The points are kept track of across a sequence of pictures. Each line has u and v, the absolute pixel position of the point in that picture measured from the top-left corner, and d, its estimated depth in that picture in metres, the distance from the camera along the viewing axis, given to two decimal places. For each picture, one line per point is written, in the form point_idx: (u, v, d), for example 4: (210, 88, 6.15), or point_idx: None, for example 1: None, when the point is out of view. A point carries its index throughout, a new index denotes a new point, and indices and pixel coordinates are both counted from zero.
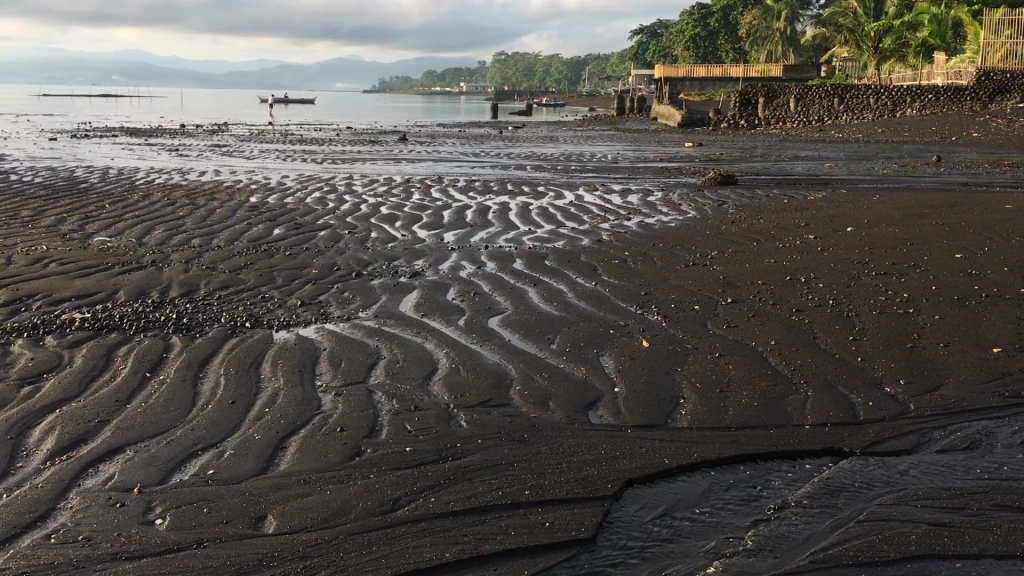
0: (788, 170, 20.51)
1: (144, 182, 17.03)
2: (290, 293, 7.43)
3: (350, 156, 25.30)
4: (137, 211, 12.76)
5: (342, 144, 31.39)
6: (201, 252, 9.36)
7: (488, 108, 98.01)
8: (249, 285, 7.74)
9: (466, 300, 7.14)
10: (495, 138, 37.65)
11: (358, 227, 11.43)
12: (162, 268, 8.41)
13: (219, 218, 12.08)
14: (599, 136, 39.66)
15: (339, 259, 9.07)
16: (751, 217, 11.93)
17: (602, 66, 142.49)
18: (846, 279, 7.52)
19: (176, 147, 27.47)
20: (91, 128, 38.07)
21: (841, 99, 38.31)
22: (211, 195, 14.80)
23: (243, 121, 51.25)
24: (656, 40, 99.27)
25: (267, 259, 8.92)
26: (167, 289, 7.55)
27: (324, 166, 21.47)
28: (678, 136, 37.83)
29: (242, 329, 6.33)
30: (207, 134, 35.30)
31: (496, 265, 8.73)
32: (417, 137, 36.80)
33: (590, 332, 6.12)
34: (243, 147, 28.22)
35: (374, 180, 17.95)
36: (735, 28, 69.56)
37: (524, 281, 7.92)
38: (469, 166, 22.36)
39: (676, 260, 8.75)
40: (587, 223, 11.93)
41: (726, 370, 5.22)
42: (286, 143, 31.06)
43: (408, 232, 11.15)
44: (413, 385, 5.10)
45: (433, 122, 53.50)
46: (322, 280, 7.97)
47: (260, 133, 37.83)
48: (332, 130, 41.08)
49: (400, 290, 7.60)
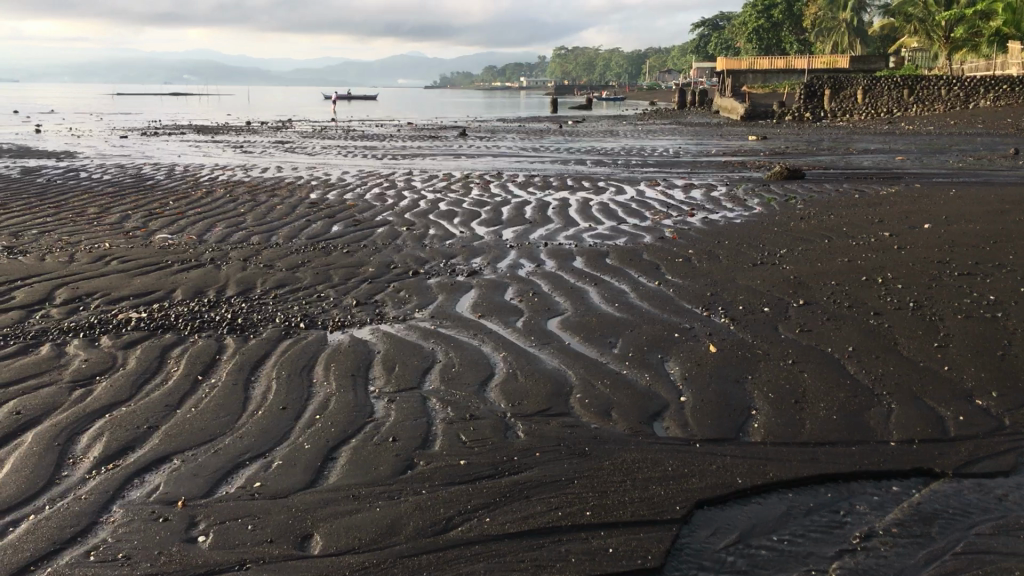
0: (857, 164, 19.87)
1: (207, 178, 17.15)
2: (346, 292, 7.29)
3: (409, 151, 25.27)
4: (198, 208, 12.80)
5: (403, 139, 31.43)
6: (259, 249, 9.30)
7: (548, 102, 97.66)
8: (305, 283, 7.62)
9: (524, 301, 6.91)
10: (555, 132, 37.37)
11: (416, 224, 11.28)
12: (219, 266, 8.35)
13: (278, 215, 12.05)
14: (660, 129, 39.15)
15: (396, 257, 8.92)
16: (820, 213, 11.49)
17: (663, 59, 141.07)
18: (927, 280, 7.10)
19: (239, 144, 27.76)
20: (159, 125, 38.79)
21: (911, 91, 37.18)
22: (272, 191, 14.81)
23: (306, 117, 51.86)
24: (718, 33, 97.87)
25: (324, 257, 8.81)
26: (224, 287, 7.47)
27: (384, 162, 21.45)
28: (741, 129, 37.13)
29: (296, 329, 6.19)
30: (270, 131, 35.70)
31: (556, 264, 8.48)
32: (477, 132, 36.74)
33: (654, 335, 5.84)
34: (305, 143, 28.41)
35: (433, 176, 17.83)
36: (800, 19, 68.15)
37: (585, 281, 7.67)
38: (528, 161, 22.13)
39: (743, 259, 8.40)
40: (650, 219, 11.60)
41: (800, 379, 4.90)
42: (347, 138, 31.21)
43: (466, 228, 10.96)
44: (469, 391, 4.89)
45: (492, 117, 53.37)
46: (378, 279, 7.82)
47: (321, 128, 38.15)
48: (393, 125, 41.25)
49: (456, 290, 7.40)
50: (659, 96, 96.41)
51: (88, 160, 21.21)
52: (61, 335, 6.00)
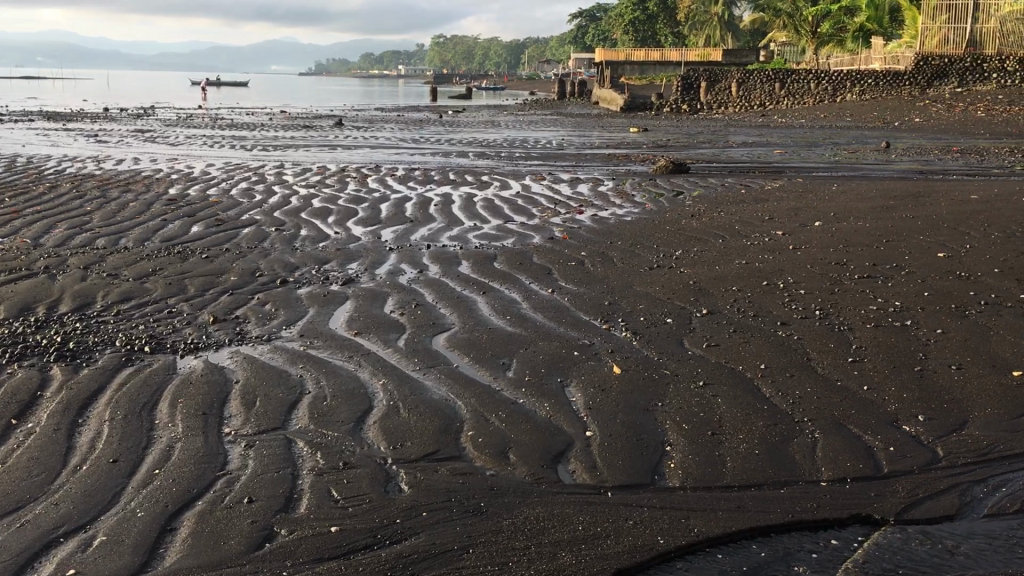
0: (738, 157, 19.91)
1: (54, 171, 15.75)
2: (202, 306, 6.46)
3: (282, 142, 24.13)
4: (40, 206, 11.59)
5: (277, 129, 30.17)
6: (104, 255, 8.32)
7: (429, 91, 96.59)
8: (155, 296, 6.76)
9: (406, 314, 6.25)
10: (436, 123, 36.67)
11: (287, 224, 10.43)
12: (55, 276, 7.38)
13: (131, 214, 10.99)
14: (541, 121, 38.97)
15: (262, 262, 8.10)
16: (710, 211, 11.23)
17: (542, 50, 141.85)
18: (829, 285, 6.79)
19: (96, 133, 25.95)
20: (9, 113, 36.16)
21: (782, 84, 38.07)
22: (127, 186, 13.63)
23: (173, 104, 49.65)
24: (596, 26, 98.91)
25: (179, 264, 7.93)
26: (58, 303, 6.54)
27: (255, 154, 20.30)
28: (621, 121, 37.30)
29: (139, 355, 5.37)
30: (132, 119, 33.74)
31: (440, 269, 7.84)
32: (355, 122, 35.70)
33: (551, 355, 5.28)
34: (170, 133, 26.83)
35: (308, 169, 16.91)
36: (674, 13, 69.29)
37: (472, 288, 7.05)
38: (408, 153, 21.37)
39: (638, 262, 7.98)
40: (537, 217, 11.07)
41: (714, 406, 4.43)
42: (216, 128, 29.68)
43: (342, 228, 10.19)
44: (342, 431, 4.21)
45: (371, 106, 52.17)
46: (241, 289, 7.01)
47: (189, 117, 36.35)
48: (268, 115, 39.72)
49: (330, 302, 6.67)
50: (539, 86, 96.66)
51: None
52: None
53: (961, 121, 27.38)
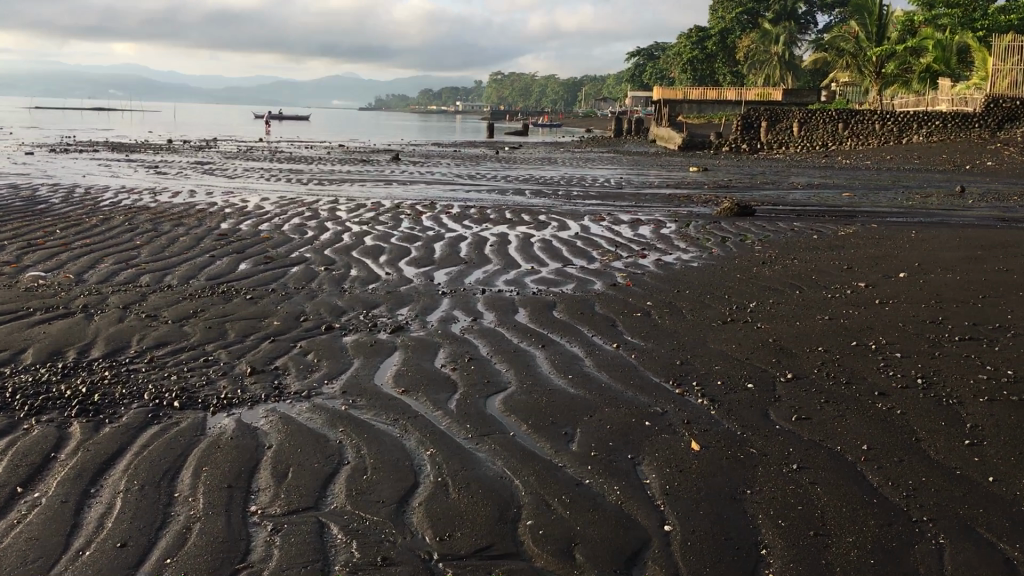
0: (805, 200, 19.15)
1: (109, 203, 15.65)
2: (240, 355, 6.02)
3: (338, 176, 23.98)
4: (89, 239, 11.38)
5: (334, 162, 30.17)
6: (146, 294, 7.97)
7: (485, 127, 96.83)
8: (191, 342, 6.34)
9: (458, 370, 5.71)
10: (492, 158, 36.41)
11: (337, 263, 10.03)
12: (92, 317, 7.02)
13: (178, 249, 10.70)
14: (598, 159, 38.55)
15: (308, 305, 7.67)
16: (783, 258, 10.58)
17: (599, 88, 142.05)
18: (927, 347, 6.12)
19: (156, 164, 26.14)
20: (74, 143, 36.74)
21: (845, 124, 37.16)
22: (178, 220, 13.42)
23: (234, 136, 50.30)
24: (653, 64, 98.70)
25: (221, 305, 7.53)
26: (90, 347, 6.15)
27: (310, 188, 20.12)
28: (679, 160, 36.70)
29: (166, 410, 4.92)
30: (192, 151, 34.06)
31: (496, 317, 7.32)
32: (411, 156, 35.60)
33: (619, 425, 4.69)
34: (227, 165, 26.90)
35: (362, 204, 16.61)
36: (733, 52, 68.70)
37: (530, 340, 6.51)
38: (463, 189, 21.02)
39: (710, 313, 7.37)
40: (597, 261, 10.52)
41: (813, 497, 3.79)
42: (273, 161, 29.78)
43: (393, 268, 9.77)
44: (382, 513, 3.66)
45: (428, 141, 52.28)
46: (283, 336, 6.56)
47: (247, 149, 36.62)
48: (326, 148, 39.81)
49: (377, 352, 6.18)
50: (596, 124, 96.45)
51: None
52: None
53: None
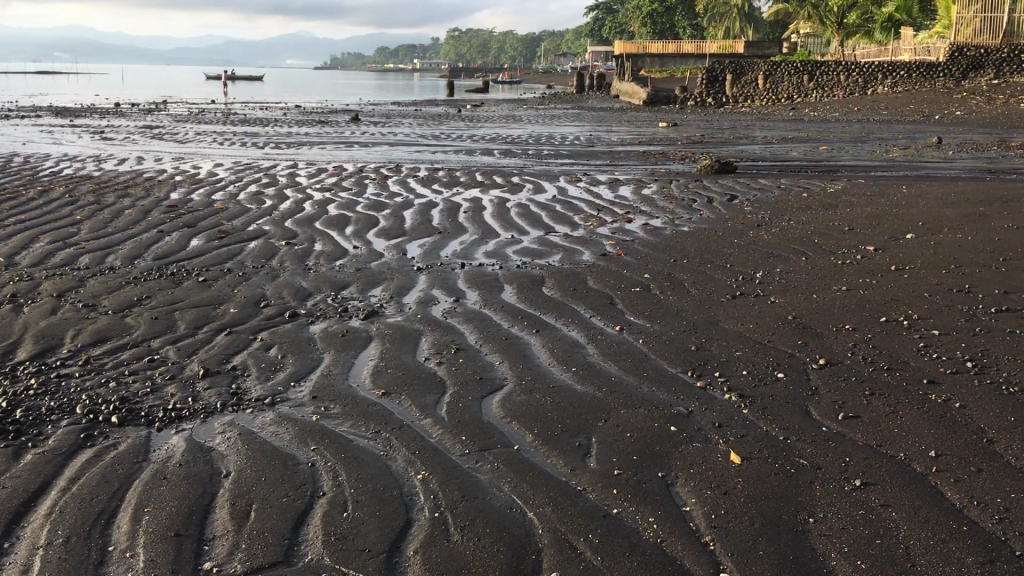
0: (781, 155, 18.47)
1: (50, 173, 14.60)
2: (191, 352, 5.23)
3: (296, 139, 22.92)
4: (25, 215, 10.42)
5: (290, 124, 29.02)
6: (85, 278, 7.12)
7: (445, 85, 94.95)
8: (135, 337, 5.54)
9: (445, 366, 4.99)
10: (454, 118, 35.42)
11: (299, 236, 9.21)
12: (21, 308, 6.17)
13: (123, 224, 9.80)
14: (563, 115, 37.66)
15: (268, 288, 6.87)
16: (777, 219, 9.95)
17: (558, 44, 140.41)
18: (963, 320, 5.51)
19: (103, 130, 24.83)
20: (15, 108, 35.02)
21: (810, 76, 36.57)
22: (125, 191, 12.44)
23: (186, 98, 48.54)
24: (612, 18, 97.51)
25: (171, 290, 6.71)
26: (16, 346, 5.33)
27: (267, 153, 19.11)
28: (646, 115, 35.97)
29: (103, 428, 4.15)
30: (142, 115, 32.67)
31: (480, 297, 6.58)
32: (370, 117, 34.49)
33: (641, 432, 4.00)
34: (178, 130, 25.66)
35: (323, 169, 15.72)
36: (693, 5, 67.79)
37: (522, 325, 5.79)
38: (429, 150, 20.11)
39: (715, 286, 6.71)
40: (581, 226, 9.81)
41: (891, 526, 3.15)
42: (227, 124, 28.57)
43: (361, 241, 8.98)
44: (369, 570, 2.94)
45: (388, 101, 50.94)
46: (241, 327, 5.78)
47: (199, 112, 35.25)
48: (281, 110, 38.38)
49: (350, 344, 5.43)
50: (556, 79, 95.03)
51: None
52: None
53: (1006, 113, 25.94)
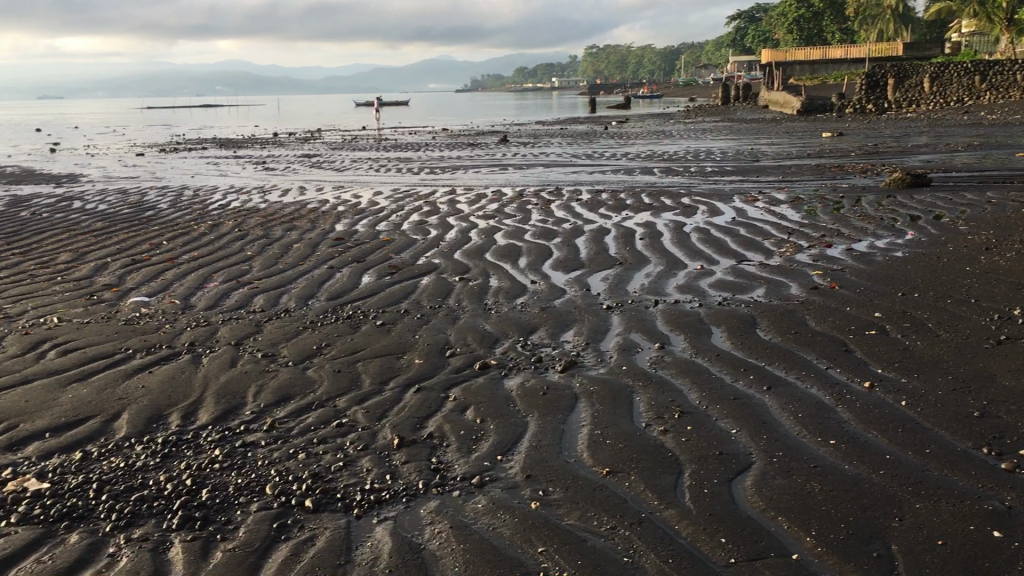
0: (973, 165, 16.79)
1: (218, 206, 14.79)
2: (383, 415, 4.70)
3: (449, 163, 22.77)
4: (198, 251, 10.38)
5: (440, 148, 29.11)
6: (260, 323, 6.79)
7: (583, 101, 94.23)
8: (319, 395, 5.07)
9: (673, 436, 4.24)
10: (602, 136, 34.78)
11: (472, 270, 8.69)
12: (199, 360, 5.85)
13: (292, 260, 9.57)
14: (713, 129, 36.33)
15: (451, 333, 6.33)
16: (1007, 240, 8.71)
17: (698, 56, 137.80)
18: None
19: (263, 160, 25.47)
20: (181, 141, 36.65)
21: (982, 77, 33.86)
22: (291, 223, 12.35)
23: (337, 126, 49.84)
24: (756, 27, 94.69)
25: (350, 337, 6.27)
26: (196, 407, 4.94)
27: (423, 179, 18.94)
28: (802, 126, 34.22)
29: (296, 517, 3.59)
30: (299, 143, 33.53)
31: (690, 343, 5.79)
32: (517, 138, 34.26)
33: (958, 541, 3.12)
34: (333, 157, 26.04)
35: (482, 194, 15.34)
36: (844, 7, 64.80)
37: (751, 379, 4.96)
38: (585, 171, 19.47)
39: (969, 328, 5.69)
40: (775, 253, 8.89)
41: None
42: (379, 150, 28.88)
43: (537, 275, 8.37)
44: None
45: (532, 120, 50.79)
46: (430, 383, 5.22)
47: (352, 138, 35.94)
48: (429, 134, 38.60)
49: (556, 404, 4.76)
50: (697, 92, 92.91)
51: (95, 184, 19.00)
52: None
53: None
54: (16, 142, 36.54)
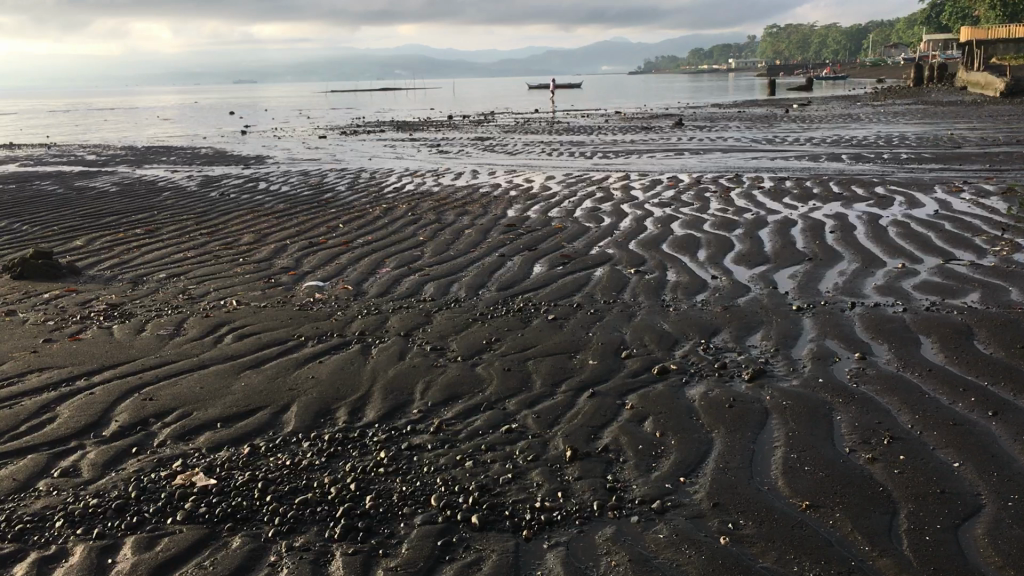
0: None
1: (393, 189, 14.99)
2: (554, 422, 4.41)
3: (622, 147, 22.27)
4: (372, 235, 10.47)
5: (614, 131, 28.59)
6: (430, 312, 6.68)
7: (763, 82, 90.76)
8: (487, 395, 4.86)
9: (883, 465, 3.71)
10: (783, 119, 33.22)
11: (648, 262, 8.28)
12: (370, 351, 5.78)
13: (463, 246, 9.48)
14: (907, 111, 33.92)
15: (627, 332, 5.97)
16: None
17: (888, 34, 129.93)
18: None
19: (437, 143, 25.83)
20: (363, 123, 37.81)
21: None
22: (464, 207, 12.31)
23: (510, 108, 50.14)
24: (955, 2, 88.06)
25: (520, 332, 6.04)
26: (364, 402, 4.84)
27: (595, 163, 18.58)
28: (1009, 108, 31.36)
29: (460, 535, 3.38)
30: (473, 126, 33.85)
31: (896, 354, 5.16)
32: (694, 121, 33.26)
33: None
34: (507, 141, 26.07)
35: (656, 180, 14.82)
36: None
37: (974, 401, 4.32)
38: (765, 157, 18.51)
39: None
40: (990, 252, 7.97)
41: None
42: (552, 133, 28.70)
43: (718, 269, 7.86)
44: None
45: (708, 103, 49.23)
46: (605, 387, 4.90)
47: (526, 121, 35.98)
48: (603, 117, 38.10)
49: (745, 420, 4.30)
50: (887, 72, 87.56)
51: (279, 165, 19.78)
52: (35, 519, 3.60)
53: None
54: (214, 124, 38.83)
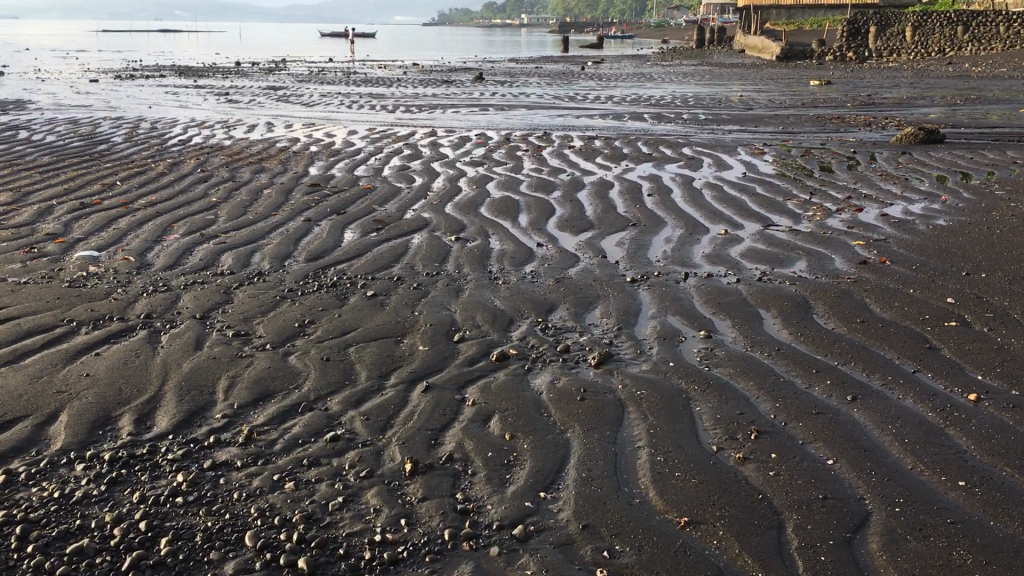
0: (978, 120, 15.88)
1: (178, 142, 13.59)
2: (387, 427, 3.81)
3: (425, 101, 21.53)
4: (155, 195, 9.30)
5: (415, 85, 27.72)
6: (228, 289, 5.83)
7: (555, 39, 91.86)
8: (304, 393, 4.17)
9: (757, 467, 3.37)
10: (580, 76, 33.39)
11: (468, 228, 7.75)
12: (158, 339, 4.90)
13: (262, 208, 8.56)
14: (694, 73, 34.99)
15: (456, 310, 5.42)
16: None
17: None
18: None
19: (226, 91, 24.03)
20: (139, 68, 34.74)
21: (966, 27, 32.43)
22: (261, 165, 11.26)
23: (300, 56, 47.75)
24: None
25: (335, 312, 5.35)
26: (153, 408, 4.02)
27: (398, 117, 17.76)
28: (785, 73, 32.96)
29: None
30: (264, 74, 31.83)
31: (740, 333, 4.90)
32: (493, 76, 32.85)
33: None
34: (302, 90, 24.60)
35: (465, 137, 14.28)
36: None
37: (829, 386, 4.09)
38: (569, 115, 18.37)
39: None
40: (804, 217, 8.02)
41: None
42: (349, 84, 27.44)
43: (543, 236, 7.45)
44: None
45: (504, 58, 48.96)
46: (439, 378, 4.33)
47: (321, 71, 34.32)
48: (401, 69, 36.99)
49: (600, 416, 3.87)
50: (670, 34, 90.89)
51: (44, 112, 17.60)
52: None
53: None
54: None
